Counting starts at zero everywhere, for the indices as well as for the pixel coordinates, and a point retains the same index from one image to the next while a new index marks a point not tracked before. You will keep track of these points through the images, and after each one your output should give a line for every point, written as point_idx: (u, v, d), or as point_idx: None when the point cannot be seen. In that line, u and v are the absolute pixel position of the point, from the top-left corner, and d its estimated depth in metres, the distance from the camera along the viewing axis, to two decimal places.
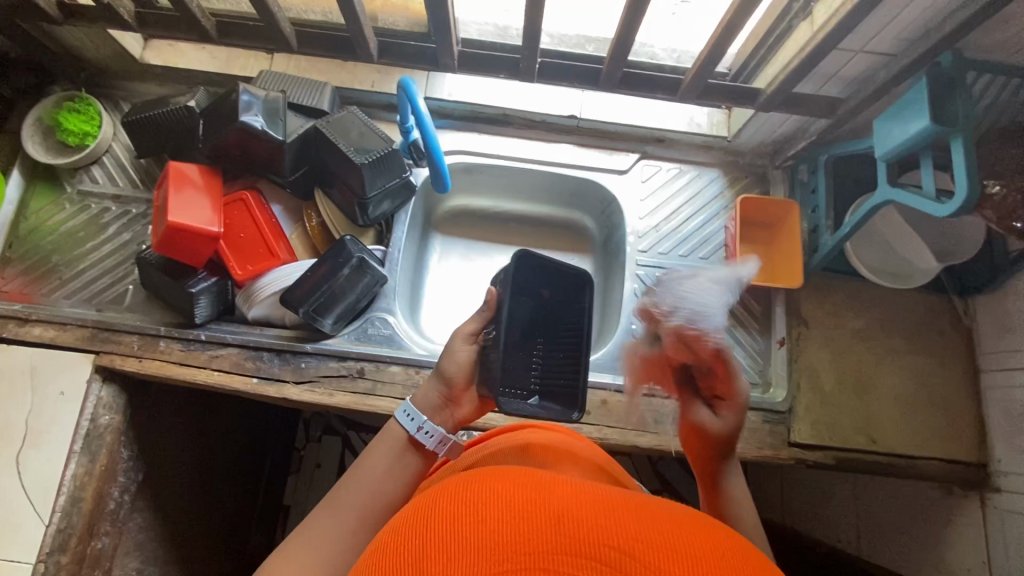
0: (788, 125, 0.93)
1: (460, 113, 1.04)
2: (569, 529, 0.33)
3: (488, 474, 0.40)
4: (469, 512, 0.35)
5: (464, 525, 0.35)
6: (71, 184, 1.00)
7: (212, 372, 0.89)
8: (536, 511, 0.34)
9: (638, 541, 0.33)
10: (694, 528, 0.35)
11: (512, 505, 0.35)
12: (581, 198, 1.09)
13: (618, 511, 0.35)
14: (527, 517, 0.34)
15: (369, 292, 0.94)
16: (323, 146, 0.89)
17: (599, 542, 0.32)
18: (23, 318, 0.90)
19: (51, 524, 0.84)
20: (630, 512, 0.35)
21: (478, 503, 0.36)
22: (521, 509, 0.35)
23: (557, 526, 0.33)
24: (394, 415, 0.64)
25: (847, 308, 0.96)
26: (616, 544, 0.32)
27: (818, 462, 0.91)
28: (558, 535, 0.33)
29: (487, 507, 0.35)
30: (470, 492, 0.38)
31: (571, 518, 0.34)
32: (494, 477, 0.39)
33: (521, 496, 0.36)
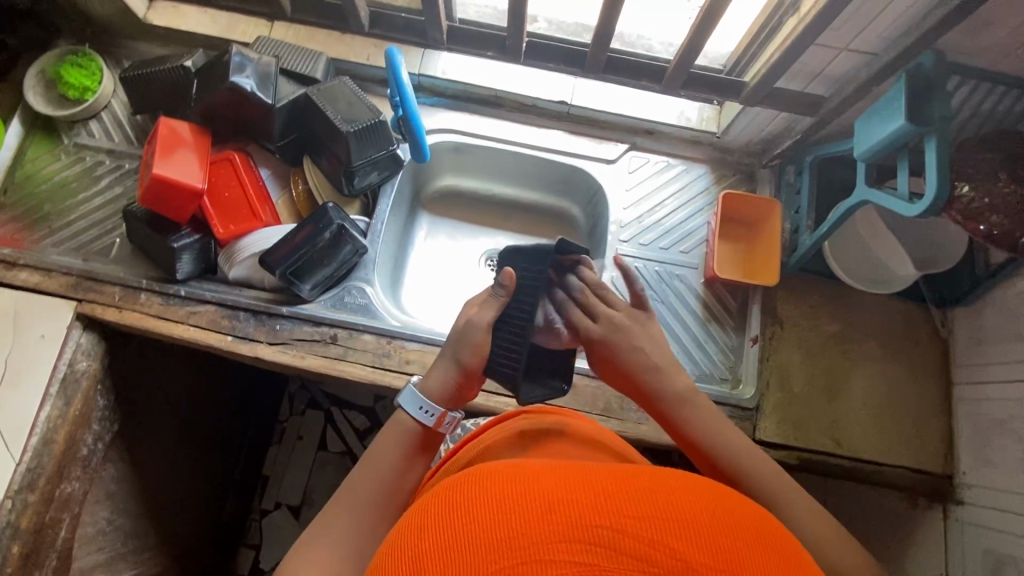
0: (776, 123, 0.93)
1: (453, 92, 1.05)
2: (561, 513, 0.32)
3: (469, 473, 0.39)
4: (456, 522, 0.34)
5: (453, 533, 0.33)
6: (69, 136, 1.03)
7: (189, 328, 0.91)
8: (522, 500, 0.33)
9: (628, 516, 0.32)
10: (682, 491, 0.35)
11: (497, 500, 0.34)
12: (569, 185, 1.10)
13: (609, 487, 0.34)
14: (513, 509, 0.33)
15: (349, 261, 0.95)
16: (312, 113, 0.91)
17: (588, 522, 0.32)
18: (11, 262, 0.93)
19: (22, 462, 0.87)
20: (620, 486, 0.34)
21: (468, 503, 0.35)
22: (506, 501, 0.34)
23: (546, 513, 0.32)
24: (407, 405, 0.62)
25: (824, 311, 0.96)
26: (606, 521, 0.32)
27: (782, 461, 0.90)
28: (550, 523, 0.32)
29: (475, 507, 0.34)
30: (459, 492, 0.36)
31: (557, 501, 0.33)
32: (474, 477, 0.38)
33: (507, 487, 0.35)
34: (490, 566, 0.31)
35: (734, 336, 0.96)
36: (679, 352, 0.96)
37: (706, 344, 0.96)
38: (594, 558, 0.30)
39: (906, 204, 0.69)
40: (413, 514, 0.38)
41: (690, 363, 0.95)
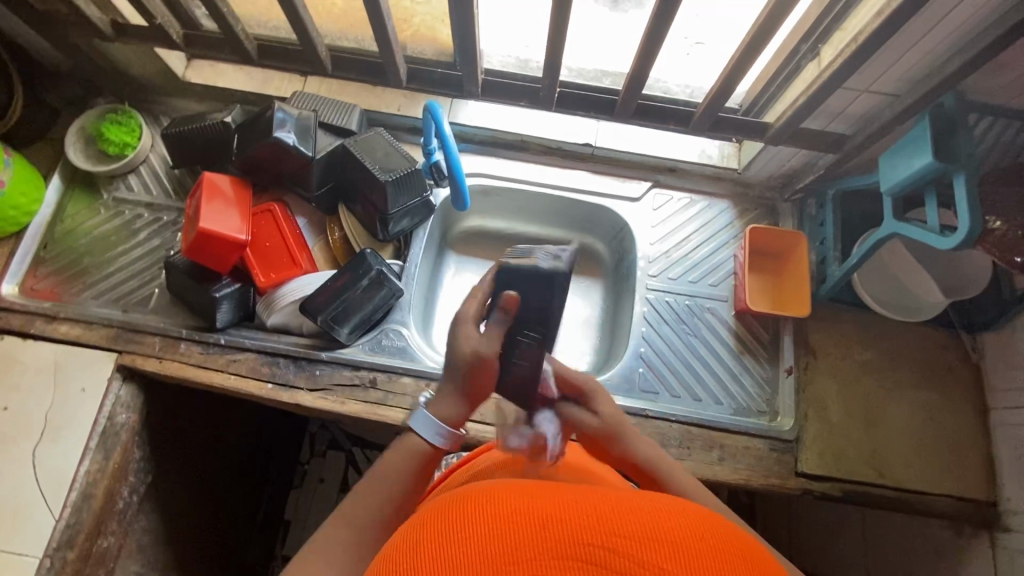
0: (796, 160, 0.96)
1: (481, 138, 1.08)
2: (555, 532, 0.34)
3: (469, 492, 0.41)
4: (453, 536, 0.36)
5: (452, 548, 0.35)
6: (108, 191, 1.05)
7: (229, 376, 0.91)
8: (521, 520, 0.35)
9: (619, 536, 0.34)
10: (669, 514, 0.37)
11: (495, 519, 0.36)
12: (594, 223, 1.12)
13: (601, 508, 0.36)
14: (512, 528, 0.35)
15: (385, 305, 0.96)
16: (350, 163, 0.94)
17: (582, 541, 0.34)
18: (51, 316, 0.94)
19: (61, 519, 0.86)
20: (611, 508, 0.36)
21: (468, 518, 0.37)
22: (504, 521, 0.36)
23: (543, 531, 0.34)
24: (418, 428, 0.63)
25: (855, 339, 0.97)
26: (598, 541, 0.34)
27: (825, 493, 0.90)
28: (546, 540, 0.34)
29: (475, 524, 0.36)
30: (458, 510, 0.38)
31: (553, 519, 0.35)
32: (475, 494, 0.39)
33: (506, 507, 0.37)
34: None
35: (769, 368, 0.97)
36: (714, 385, 0.96)
37: (741, 377, 0.97)
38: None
39: (939, 238, 0.71)
40: (413, 527, 0.40)
41: (727, 396, 0.96)
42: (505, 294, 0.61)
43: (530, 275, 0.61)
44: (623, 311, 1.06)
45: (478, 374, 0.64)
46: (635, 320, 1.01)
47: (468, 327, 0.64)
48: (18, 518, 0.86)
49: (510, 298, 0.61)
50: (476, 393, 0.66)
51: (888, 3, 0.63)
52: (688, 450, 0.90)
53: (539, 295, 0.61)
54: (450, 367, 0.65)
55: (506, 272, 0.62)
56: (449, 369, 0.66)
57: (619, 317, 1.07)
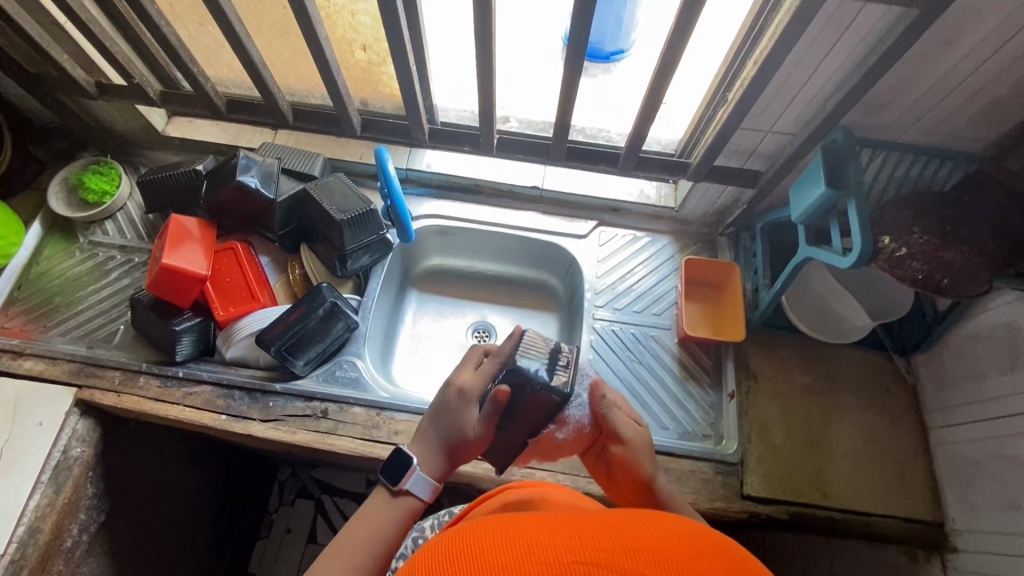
0: (725, 196, 1.03)
1: (438, 182, 1.17)
2: (542, 556, 0.37)
3: (455, 534, 0.43)
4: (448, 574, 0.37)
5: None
6: (84, 235, 1.12)
7: (184, 409, 0.94)
8: (514, 549, 0.38)
9: (599, 551, 0.37)
10: (645, 525, 0.40)
11: (493, 552, 0.38)
12: (546, 261, 1.19)
13: (584, 532, 0.39)
14: (499, 559, 0.37)
15: (341, 338, 1.00)
16: (310, 205, 1.01)
17: (566, 560, 0.36)
18: (18, 352, 0.98)
19: (5, 554, 0.85)
20: (594, 530, 0.40)
21: (462, 556, 0.39)
22: (490, 555, 0.38)
23: (528, 556, 0.37)
24: (385, 468, 0.66)
25: (794, 364, 1.01)
26: (581, 557, 0.37)
27: (772, 516, 0.91)
28: (534, 563, 0.36)
29: (469, 559, 0.38)
30: (451, 550, 0.40)
31: (539, 546, 0.38)
32: (466, 535, 0.41)
33: (495, 541, 0.39)
34: None
35: (712, 392, 1.00)
36: (660, 411, 0.99)
37: (686, 402, 1.00)
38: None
39: (838, 258, 0.77)
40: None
41: (672, 421, 0.98)
42: (499, 389, 0.61)
43: (537, 387, 0.60)
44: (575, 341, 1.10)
45: (467, 444, 0.66)
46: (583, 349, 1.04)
47: (469, 405, 0.66)
48: None
49: (502, 398, 0.61)
50: (459, 457, 0.67)
51: (763, 55, 0.73)
52: None
53: (533, 406, 0.61)
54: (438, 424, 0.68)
55: (518, 376, 0.61)
56: (437, 428, 0.67)
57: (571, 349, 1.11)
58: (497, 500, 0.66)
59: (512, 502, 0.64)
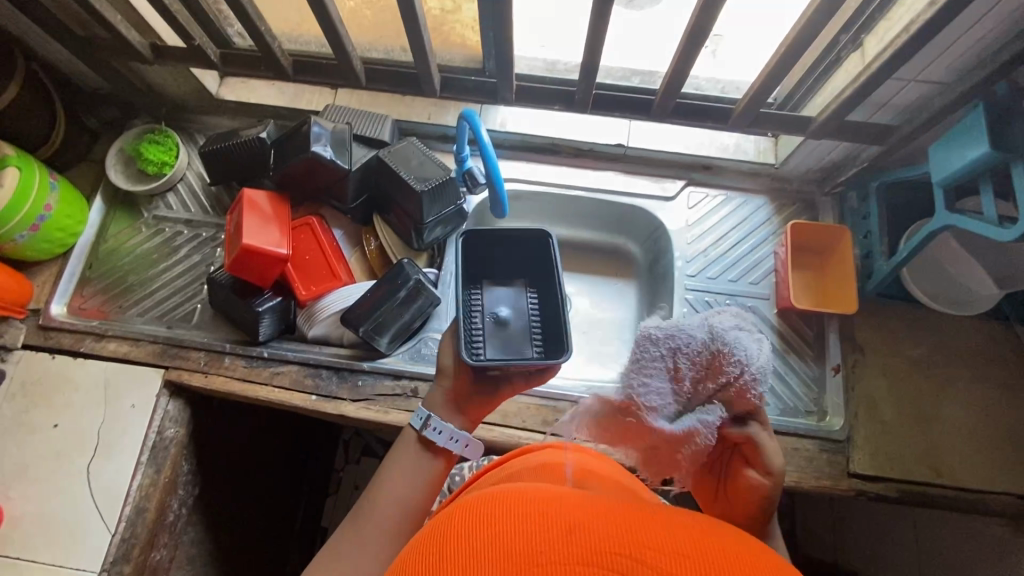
0: (837, 153, 0.94)
1: (512, 143, 1.08)
2: (583, 538, 0.34)
3: (492, 495, 0.41)
4: (482, 535, 0.35)
5: (484, 545, 0.34)
6: (148, 209, 1.08)
7: (273, 389, 0.92)
8: (551, 522, 0.35)
9: (648, 548, 0.33)
10: (696, 529, 0.36)
11: (530, 519, 0.36)
12: (627, 223, 1.11)
13: (632, 521, 0.36)
14: (540, 530, 0.35)
15: (423, 313, 0.97)
16: (385, 174, 0.94)
17: (611, 550, 0.33)
18: (100, 334, 0.97)
19: (116, 533, 0.87)
20: (642, 521, 0.36)
21: (495, 518, 0.36)
22: (528, 523, 0.35)
23: (566, 535, 0.34)
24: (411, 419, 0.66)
25: (905, 334, 0.94)
26: (625, 550, 0.33)
27: (880, 494, 0.87)
28: (572, 545, 0.33)
29: (504, 523, 0.36)
30: (483, 511, 0.38)
31: (580, 528, 0.35)
32: (505, 498, 0.39)
33: (535, 510, 0.37)
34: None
35: (815, 366, 0.94)
36: None
37: (787, 376, 0.95)
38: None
39: (997, 229, 0.69)
40: (434, 532, 0.39)
41: (773, 396, 0.93)
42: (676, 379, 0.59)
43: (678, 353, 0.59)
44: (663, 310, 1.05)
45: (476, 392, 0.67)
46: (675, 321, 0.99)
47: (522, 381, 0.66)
48: (74, 534, 0.87)
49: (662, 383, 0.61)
50: (492, 405, 0.68)
51: None
52: None
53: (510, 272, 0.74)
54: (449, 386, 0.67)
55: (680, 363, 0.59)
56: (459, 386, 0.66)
57: None
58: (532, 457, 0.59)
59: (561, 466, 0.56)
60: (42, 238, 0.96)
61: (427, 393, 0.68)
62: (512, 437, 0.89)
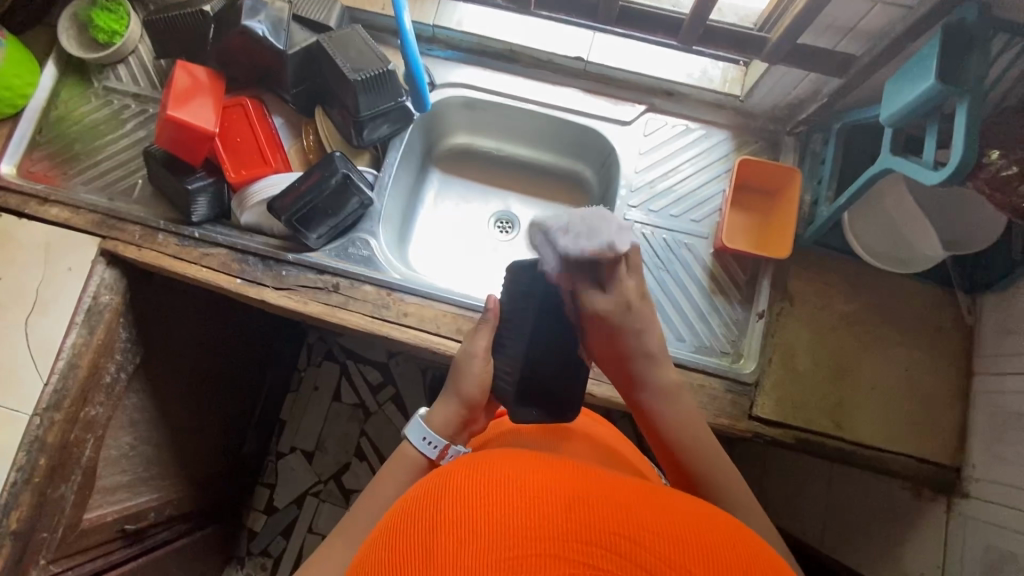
0: (803, 86, 0.88)
1: (468, 45, 1.03)
2: (580, 516, 0.38)
3: (490, 461, 0.45)
4: (484, 506, 0.39)
5: (486, 515, 0.39)
6: (99, 79, 1.07)
7: (201, 269, 0.94)
8: (551, 502, 0.39)
9: (646, 533, 0.38)
10: (683, 515, 0.42)
11: (530, 496, 0.40)
12: (582, 147, 1.07)
13: (627, 505, 0.41)
14: (541, 507, 0.39)
15: (353, 213, 0.96)
16: (324, 62, 0.91)
17: (607, 530, 0.38)
18: (43, 198, 0.99)
19: (49, 383, 0.93)
20: (636, 506, 0.41)
21: (493, 489, 0.41)
22: (529, 498, 0.40)
23: (566, 512, 0.39)
24: (411, 440, 0.68)
25: (838, 289, 0.91)
26: (623, 532, 0.38)
27: (776, 439, 0.87)
28: (570, 523, 0.38)
29: (503, 494, 0.40)
30: (483, 478, 0.42)
31: (579, 506, 0.39)
32: (505, 470, 0.43)
33: (535, 484, 0.41)
34: (519, 548, 0.36)
35: (740, 310, 0.92)
36: (680, 323, 0.93)
37: (710, 316, 0.93)
38: (608, 561, 0.36)
39: (928, 172, 0.65)
40: (430, 491, 0.43)
41: (691, 333, 0.92)
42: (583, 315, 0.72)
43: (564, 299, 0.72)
44: None
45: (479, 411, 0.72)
46: None
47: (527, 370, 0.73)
48: (11, 379, 0.93)
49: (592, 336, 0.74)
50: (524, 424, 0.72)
51: None
52: None
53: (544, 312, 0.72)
54: (449, 408, 0.70)
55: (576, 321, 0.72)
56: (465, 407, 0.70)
57: None
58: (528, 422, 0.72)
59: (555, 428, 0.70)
60: None
61: (436, 413, 0.70)
62: (424, 342, 0.91)
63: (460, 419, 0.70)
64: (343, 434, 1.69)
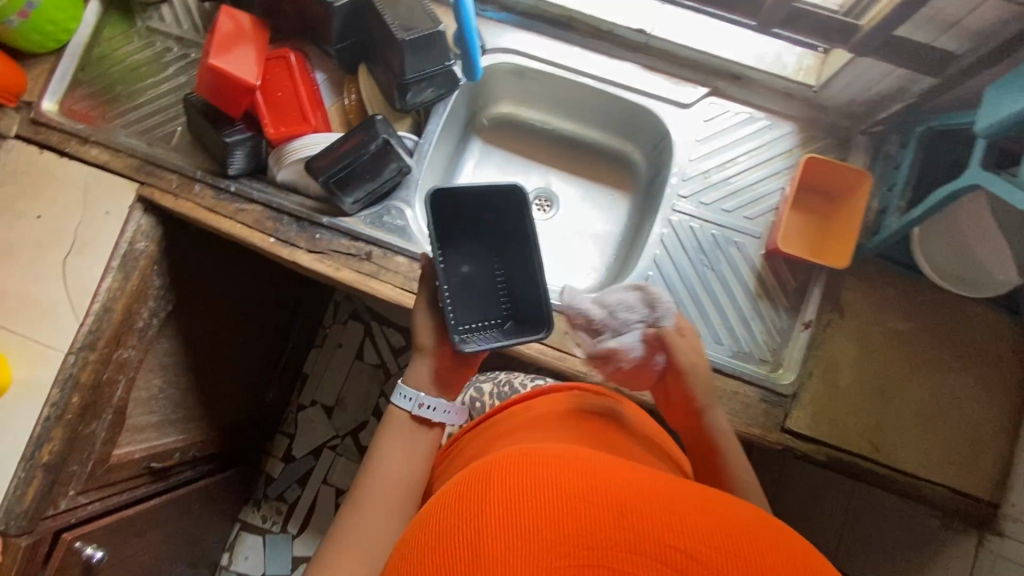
0: (886, 82, 0.80)
1: (524, 9, 0.96)
2: (631, 525, 0.39)
3: (539, 457, 0.47)
4: (535, 506, 0.41)
5: (537, 514, 0.40)
6: (142, 19, 1.06)
7: (235, 225, 0.92)
8: (602, 506, 0.40)
9: (699, 544, 0.38)
10: (736, 522, 0.41)
11: (581, 498, 0.41)
12: (634, 128, 1.01)
13: (678, 512, 0.41)
14: (590, 512, 0.40)
15: (390, 180, 0.94)
16: (371, 17, 0.87)
17: (660, 541, 0.38)
18: (84, 138, 0.98)
19: (84, 324, 0.95)
20: (687, 512, 0.41)
21: (543, 488, 0.42)
22: (580, 499, 0.41)
23: (617, 519, 0.40)
24: (393, 399, 0.73)
25: (894, 305, 0.86)
26: (675, 543, 0.38)
27: (807, 454, 0.84)
28: (620, 532, 0.39)
29: (553, 495, 0.41)
30: (532, 476, 0.44)
31: (629, 512, 0.40)
32: (554, 468, 0.45)
33: (585, 486, 0.42)
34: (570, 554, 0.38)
35: (785, 317, 0.88)
36: (720, 324, 0.89)
37: (752, 321, 0.89)
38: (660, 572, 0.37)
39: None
40: (480, 482, 0.45)
41: (729, 337, 0.88)
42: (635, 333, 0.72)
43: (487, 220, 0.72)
44: (646, 229, 0.98)
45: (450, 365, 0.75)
46: (652, 240, 0.92)
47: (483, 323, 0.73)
48: (48, 316, 0.95)
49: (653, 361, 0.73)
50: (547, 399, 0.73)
51: None
52: None
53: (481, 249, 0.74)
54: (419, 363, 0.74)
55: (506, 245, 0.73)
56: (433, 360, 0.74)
57: (638, 239, 1.00)
58: (558, 399, 0.71)
59: (585, 409, 0.70)
60: (33, 30, 0.94)
61: (412, 370, 0.74)
62: None
63: (432, 372, 0.74)
64: (363, 392, 1.72)
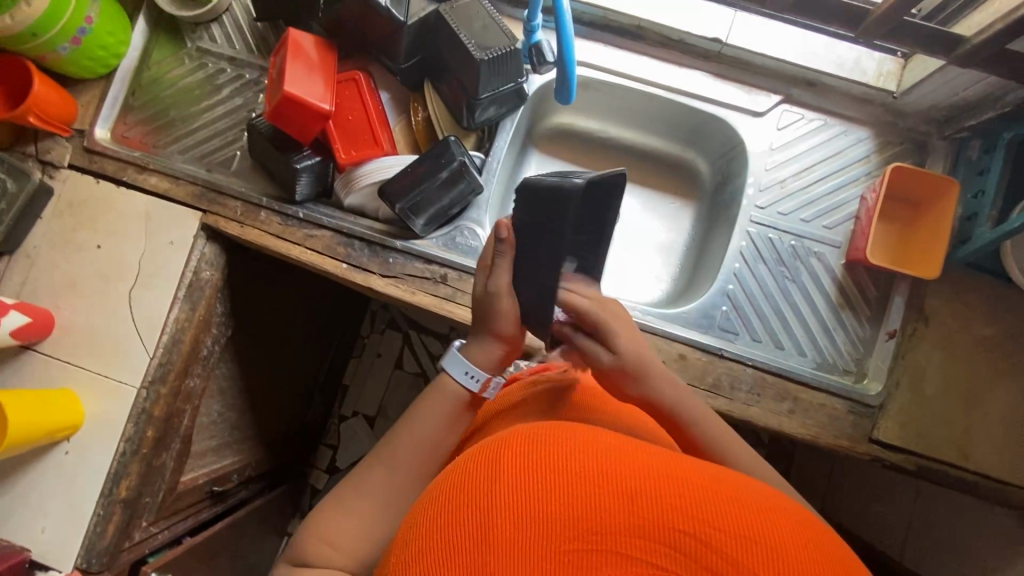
0: (976, 89, 0.79)
1: (591, 18, 0.94)
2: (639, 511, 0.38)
3: (543, 432, 0.44)
4: (544, 492, 0.39)
5: (546, 499, 0.38)
6: (191, 39, 1.03)
7: (305, 250, 0.91)
8: (612, 490, 0.39)
9: (714, 530, 0.37)
10: (743, 497, 0.40)
11: (591, 481, 0.39)
12: (701, 136, 1.00)
13: (690, 490, 0.39)
14: (599, 497, 0.38)
15: (462, 201, 0.92)
16: (443, 35, 0.85)
17: (670, 526, 0.37)
18: (141, 165, 0.96)
19: (154, 357, 0.93)
20: (700, 492, 0.39)
21: (551, 470, 0.40)
22: (590, 484, 0.39)
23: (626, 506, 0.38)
24: (450, 372, 0.67)
25: (978, 311, 0.86)
26: (687, 529, 0.37)
27: (896, 464, 0.84)
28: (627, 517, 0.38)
29: (561, 477, 0.39)
30: (539, 455, 0.41)
31: (637, 498, 0.38)
32: (559, 445, 0.42)
33: (596, 468, 0.40)
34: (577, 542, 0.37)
35: (869, 328, 0.87)
36: (803, 335, 0.88)
37: (835, 331, 0.88)
38: (667, 558, 0.37)
39: None
40: (484, 460, 0.43)
41: (813, 348, 0.88)
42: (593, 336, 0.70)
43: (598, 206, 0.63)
44: (718, 239, 0.97)
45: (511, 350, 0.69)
46: (730, 253, 0.91)
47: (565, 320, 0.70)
48: (117, 350, 0.93)
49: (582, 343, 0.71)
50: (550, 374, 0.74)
51: None
52: (757, 397, 0.84)
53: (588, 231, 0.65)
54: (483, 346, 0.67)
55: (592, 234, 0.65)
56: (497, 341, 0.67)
57: (709, 251, 0.99)
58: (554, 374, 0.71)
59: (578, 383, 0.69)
60: (84, 55, 0.91)
61: (473, 350, 0.67)
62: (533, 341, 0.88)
63: (499, 355, 0.68)
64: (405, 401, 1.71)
